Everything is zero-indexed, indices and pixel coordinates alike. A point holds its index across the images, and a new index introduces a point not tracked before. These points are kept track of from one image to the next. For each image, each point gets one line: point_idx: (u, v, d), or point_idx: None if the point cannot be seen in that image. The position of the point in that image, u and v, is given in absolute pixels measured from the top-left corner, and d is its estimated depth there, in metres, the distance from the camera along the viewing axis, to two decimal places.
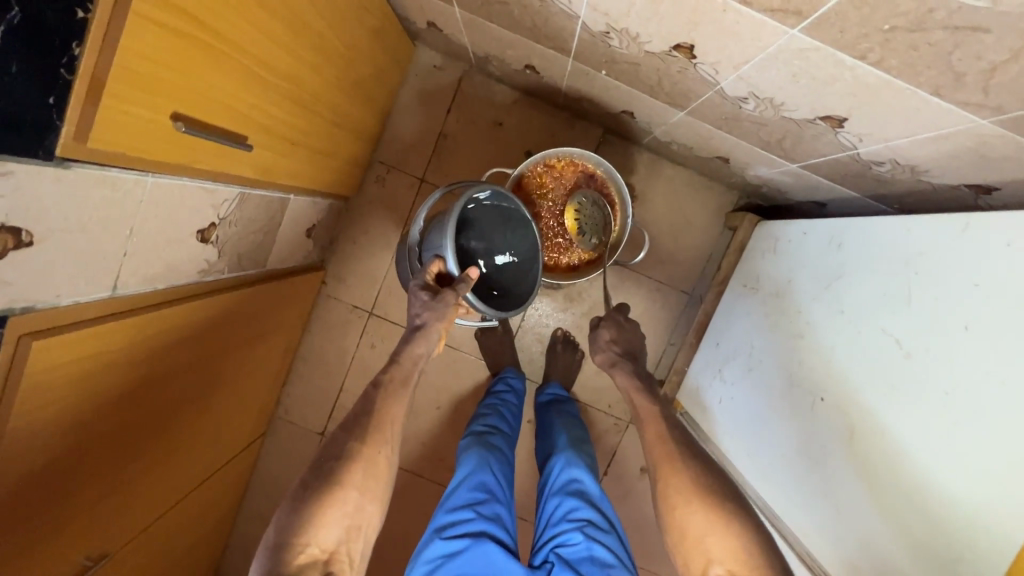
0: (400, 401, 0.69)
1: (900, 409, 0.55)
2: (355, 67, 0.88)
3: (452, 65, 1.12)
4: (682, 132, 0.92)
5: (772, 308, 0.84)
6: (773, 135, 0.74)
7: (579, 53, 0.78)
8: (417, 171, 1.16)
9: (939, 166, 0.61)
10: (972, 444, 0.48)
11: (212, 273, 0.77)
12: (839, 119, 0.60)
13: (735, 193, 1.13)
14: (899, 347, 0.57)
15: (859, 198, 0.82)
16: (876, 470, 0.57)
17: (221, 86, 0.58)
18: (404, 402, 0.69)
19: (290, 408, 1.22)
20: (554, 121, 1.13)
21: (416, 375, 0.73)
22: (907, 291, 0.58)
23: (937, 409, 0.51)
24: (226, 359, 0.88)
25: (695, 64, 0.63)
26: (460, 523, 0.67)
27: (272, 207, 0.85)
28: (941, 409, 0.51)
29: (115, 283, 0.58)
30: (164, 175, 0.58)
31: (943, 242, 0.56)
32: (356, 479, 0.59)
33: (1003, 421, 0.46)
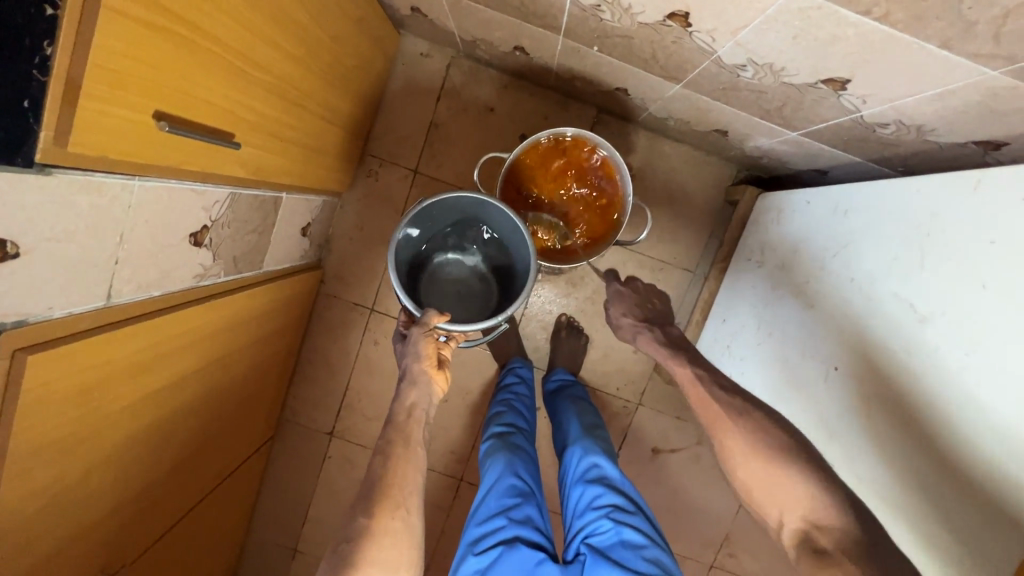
0: (405, 460, 0.68)
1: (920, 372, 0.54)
2: (340, 58, 0.85)
3: (439, 52, 1.10)
4: (678, 106, 0.90)
5: (778, 280, 0.83)
6: (772, 103, 0.73)
7: (569, 30, 0.76)
8: (411, 163, 1.14)
9: (945, 124, 0.59)
10: (994, 403, 0.47)
11: (208, 277, 0.75)
12: (842, 81, 0.59)
13: (734, 166, 1.12)
14: (914, 311, 0.56)
15: (861, 163, 0.80)
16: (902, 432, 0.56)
17: (204, 83, 0.56)
18: (412, 462, 0.68)
19: (297, 410, 1.21)
20: (546, 104, 1.11)
21: (416, 429, 0.72)
22: (921, 255, 0.57)
23: (955, 371, 0.50)
24: (229, 363, 0.86)
25: (691, 33, 0.61)
26: (490, 533, 0.67)
27: (265, 207, 0.83)
28: (959, 372, 0.50)
29: (110, 291, 0.56)
30: (151, 178, 0.56)
31: (957, 201, 0.55)
32: (377, 556, 0.59)
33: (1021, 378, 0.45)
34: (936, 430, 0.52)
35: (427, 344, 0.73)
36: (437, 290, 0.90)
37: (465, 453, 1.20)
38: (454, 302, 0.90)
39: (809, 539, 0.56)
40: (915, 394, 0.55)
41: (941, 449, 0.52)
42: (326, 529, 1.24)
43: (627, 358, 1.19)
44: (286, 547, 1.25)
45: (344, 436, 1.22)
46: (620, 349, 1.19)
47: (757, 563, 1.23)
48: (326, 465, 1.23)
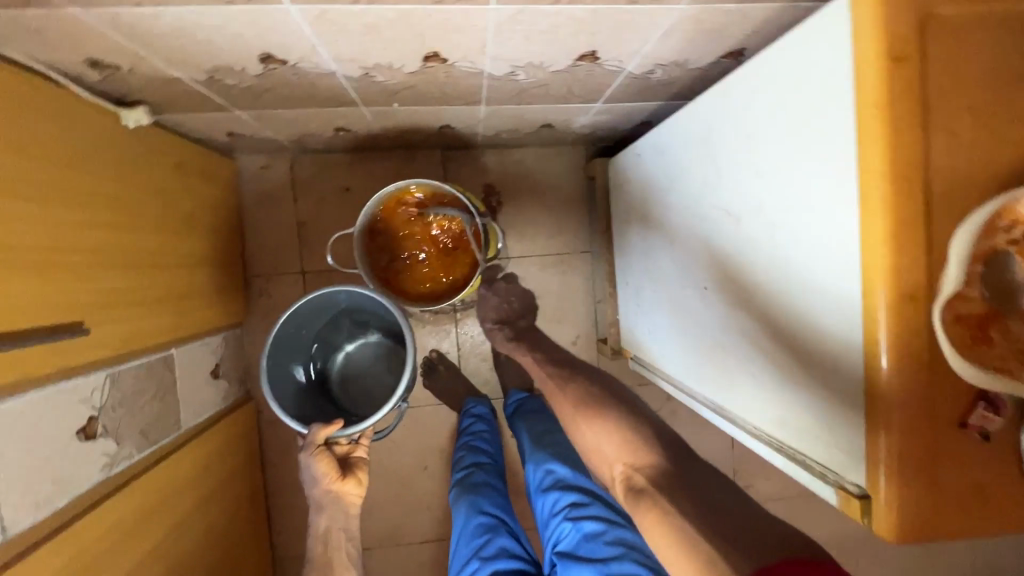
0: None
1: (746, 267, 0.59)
2: (174, 206, 0.87)
3: (278, 159, 1.14)
4: (498, 120, 0.96)
5: (645, 232, 0.89)
6: (561, 89, 0.80)
7: (363, 99, 0.81)
8: (295, 266, 1.15)
9: (691, 52, 0.66)
10: (794, 265, 0.52)
11: (120, 462, 0.73)
12: (590, 54, 0.66)
13: (582, 147, 1.19)
14: (729, 214, 0.63)
15: (664, 104, 0.88)
16: (753, 335, 0.59)
17: (23, 290, 0.57)
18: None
19: (287, 545, 1.18)
20: (394, 163, 1.16)
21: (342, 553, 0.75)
22: (717, 170, 0.65)
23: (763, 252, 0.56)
24: (185, 533, 0.84)
25: (453, 64, 0.67)
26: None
27: (157, 370, 0.83)
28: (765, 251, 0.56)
29: (2, 524, 0.54)
30: (4, 399, 0.56)
31: (723, 115, 0.63)
32: None
33: (799, 235, 0.51)
34: (772, 319, 0.56)
35: (321, 460, 0.74)
36: (350, 373, 0.99)
37: None
38: (370, 379, 1.00)
39: (631, 483, 0.57)
40: (750, 289, 0.59)
41: (781, 333, 0.54)
42: None
43: None
44: None
45: None
46: None
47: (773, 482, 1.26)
48: None
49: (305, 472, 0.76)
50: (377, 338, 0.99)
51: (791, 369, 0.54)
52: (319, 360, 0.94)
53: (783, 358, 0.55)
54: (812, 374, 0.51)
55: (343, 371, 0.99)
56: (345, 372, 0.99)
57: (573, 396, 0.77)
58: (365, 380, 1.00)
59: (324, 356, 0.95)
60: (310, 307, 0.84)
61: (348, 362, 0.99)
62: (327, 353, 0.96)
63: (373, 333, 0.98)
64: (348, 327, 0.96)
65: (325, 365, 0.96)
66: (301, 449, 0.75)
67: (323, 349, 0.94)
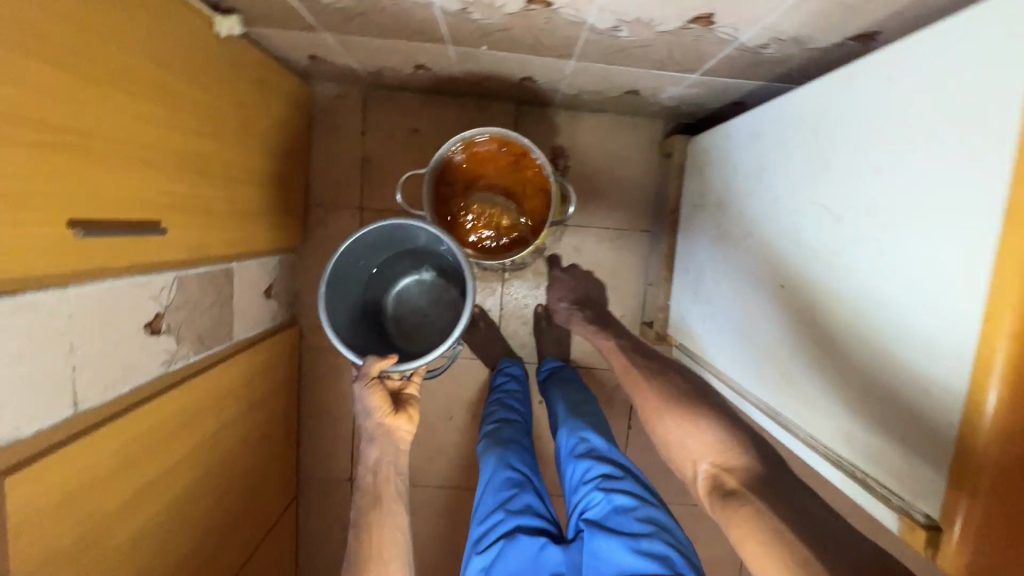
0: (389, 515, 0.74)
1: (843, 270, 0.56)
2: (251, 122, 0.88)
3: (352, 90, 1.13)
4: (584, 80, 0.92)
5: (718, 219, 0.85)
6: (661, 53, 0.75)
7: (453, 38, 0.78)
8: (354, 201, 1.16)
9: (815, 29, 0.61)
10: (903, 275, 0.48)
11: (178, 361, 0.77)
12: (706, 17, 0.61)
13: (660, 121, 1.14)
14: (829, 212, 0.58)
15: (765, 85, 0.82)
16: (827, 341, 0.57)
17: (114, 182, 0.58)
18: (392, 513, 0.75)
19: (311, 465, 1.23)
20: (466, 111, 1.13)
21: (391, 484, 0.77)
22: (826, 155, 0.59)
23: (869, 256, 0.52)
24: (225, 436, 0.88)
25: (556, 10, 0.64)
26: (491, 529, 0.67)
27: (218, 280, 0.86)
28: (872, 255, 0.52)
29: (75, 398, 0.58)
30: (87, 283, 0.58)
31: (844, 96, 0.57)
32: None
33: (922, 243, 0.47)
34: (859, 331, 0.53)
35: (374, 393, 0.76)
36: (404, 314, 1.00)
37: None
38: (424, 320, 0.99)
39: (719, 482, 0.58)
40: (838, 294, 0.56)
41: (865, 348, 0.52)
42: None
43: None
44: None
45: None
46: None
47: None
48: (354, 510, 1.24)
49: (358, 404, 0.78)
50: (432, 277, 0.99)
51: (867, 387, 0.52)
52: (372, 299, 0.95)
53: (858, 370, 0.53)
54: (892, 396, 0.49)
55: (396, 311, 0.99)
56: (398, 312, 0.99)
57: (659, 395, 0.75)
58: (419, 321, 0.99)
59: (377, 294, 0.96)
60: (371, 240, 0.86)
61: (401, 303, 1.00)
62: (381, 291, 0.97)
63: (428, 272, 0.98)
64: (403, 265, 0.97)
65: (378, 304, 0.97)
66: (355, 380, 0.77)
67: (378, 286, 0.96)
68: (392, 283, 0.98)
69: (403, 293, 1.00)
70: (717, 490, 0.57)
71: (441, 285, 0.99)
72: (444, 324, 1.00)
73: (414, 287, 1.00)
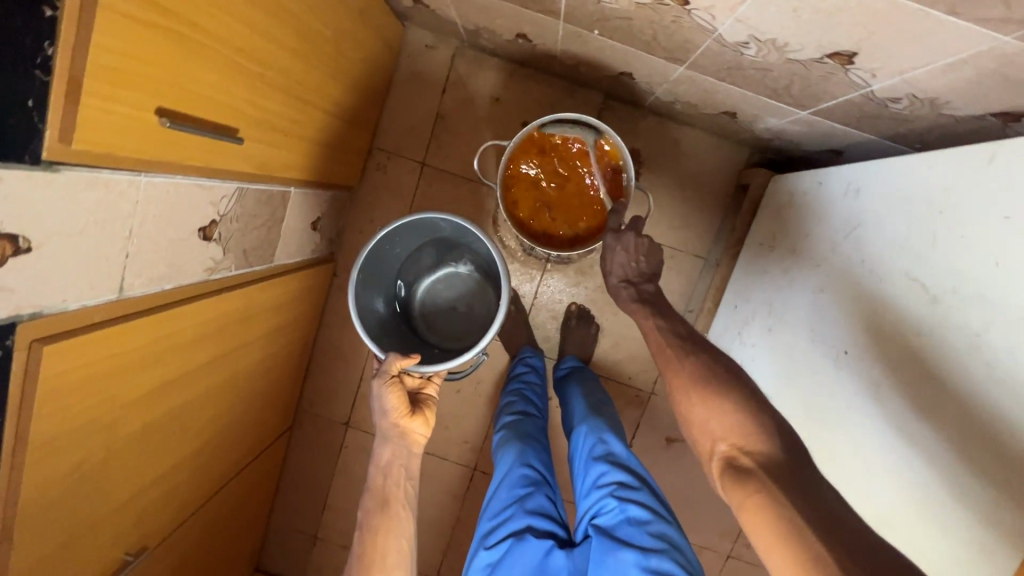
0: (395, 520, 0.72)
1: (931, 362, 0.52)
2: (343, 51, 0.86)
3: (444, 43, 1.10)
4: (685, 89, 0.88)
5: (788, 265, 0.82)
6: (780, 81, 0.71)
7: (568, 14, 0.75)
8: (418, 155, 1.14)
9: (960, 96, 0.56)
10: (1001, 386, 0.45)
11: (220, 271, 0.77)
12: (847, 55, 0.57)
13: (745, 149, 1.09)
14: (925, 292, 0.54)
15: (875, 141, 0.77)
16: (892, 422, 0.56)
17: (207, 80, 0.57)
18: (401, 518, 0.73)
19: (312, 400, 1.24)
20: (552, 92, 1.10)
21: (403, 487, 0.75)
22: (933, 233, 0.55)
23: (966, 350, 0.49)
24: (244, 354, 0.89)
25: (690, 10, 0.60)
26: (501, 526, 0.70)
27: (274, 201, 0.85)
28: (970, 350, 0.48)
29: (122, 285, 0.58)
30: (158, 174, 0.58)
31: (975, 174, 0.52)
32: None
33: None
34: (931, 425, 0.52)
35: (393, 393, 0.76)
36: (438, 304, 1.03)
37: (478, 443, 1.21)
38: (457, 313, 1.02)
39: (734, 464, 0.52)
40: (920, 381, 0.53)
41: (927, 445, 0.52)
42: (345, 516, 1.27)
43: (637, 346, 1.18)
44: (307, 534, 1.28)
45: (359, 426, 1.25)
46: (631, 338, 1.18)
47: None
48: (343, 454, 1.26)
49: (375, 402, 0.78)
50: (468, 271, 1.01)
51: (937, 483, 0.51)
52: (407, 286, 0.98)
53: (916, 463, 0.53)
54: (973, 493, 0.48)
55: (430, 299, 1.02)
56: (432, 302, 1.02)
57: (691, 371, 0.64)
58: (452, 313, 1.02)
59: (412, 281, 0.99)
60: (415, 226, 0.89)
61: (436, 292, 1.02)
62: (417, 278, 1.00)
63: (465, 266, 1.00)
64: (441, 256, 0.99)
65: (412, 291, 1.00)
66: (374, 376, 0.77)
67: (414, 273, 0.99)
68: (429, 272, 1.01)
69: (439, 283, 1.02)
70: (732, 472, 0.52)
71: (477, 279, 1.01)
72: (477, 318, 1.02)
73: (450, 279, 1.03)
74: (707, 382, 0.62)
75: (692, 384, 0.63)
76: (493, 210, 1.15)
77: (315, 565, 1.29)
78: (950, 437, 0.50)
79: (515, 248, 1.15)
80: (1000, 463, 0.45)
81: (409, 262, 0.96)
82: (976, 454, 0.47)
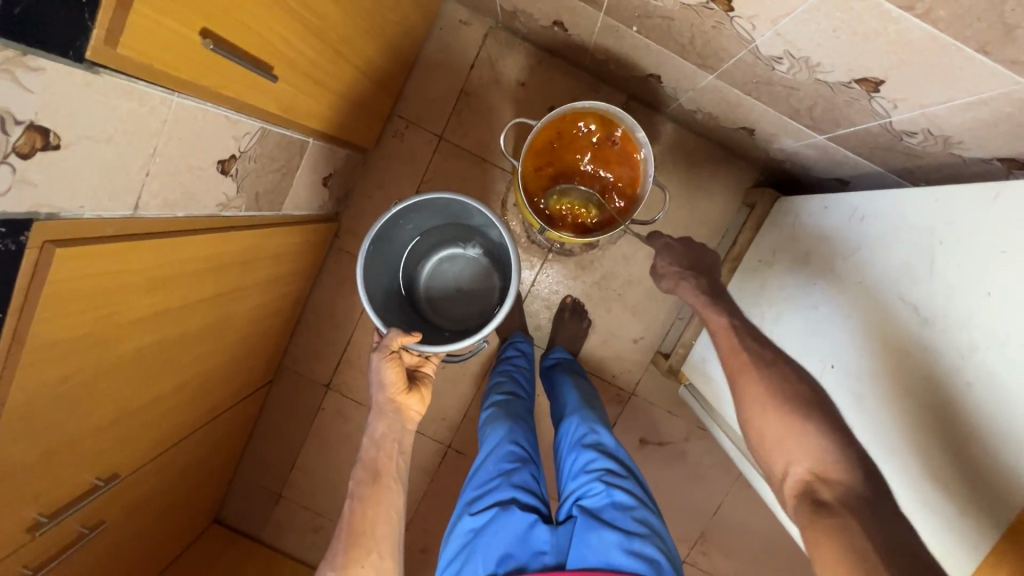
0: (384, 498, 0.72)
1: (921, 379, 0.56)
2: (382, 11, 0.86)
3: (479, 21, 1.11)
4: (710, 99, 0.90)
5: (783, 282, 0.85)
6: (804, 101, 0.73)
7: (611, 6, 0.76)
8: (437, 128, 1.15)
9: (973, 136, 0.59)
10: (987, 404, 0.49)
11: (231, 208, 0.76)
12: (875, 82, 0.59)
13: (755, 169, 1.12)
14: (917, 314, 0.58)
15: (883, 174, 0.80)
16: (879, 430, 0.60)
17: (252, 10, 0.57)
18: (390, 493, 0.73)
19: (296, 358, 1.24)
20: (577, 85, 1.11)
21: (394, 464, 0.75)
22: (931, 257, 0.58)
23: (955, 370, 0.52)
24: (240, 298, 0.88)
25: (732, 18, 0.62)
26: (486, 494, 0.71)
27: (292, 148, 0.84)
28: (959, 371, 0.52)
29: (137, 203, 0.57)
30: (189, 97, 0.57)
31: (976, 206, 0.55)
32: None
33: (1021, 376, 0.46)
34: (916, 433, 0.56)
35: (391, 367, 0.75)
36: (441, 283, 1.02)
37: (456, 421, 1.22)
38: (460, 295, 1.02)
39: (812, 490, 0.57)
40: (911, 396, 0.57)
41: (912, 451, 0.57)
42: (313, 478, 1.27)
43: (626, 346, 1.20)
44: (271, 491, 1.27)
45: (339, 390, 1.24)
46: (621, 338, 1.20)
47: (729, 565, 1.25)
48: (319, 416, 1.25)
49: (373, 375, 0.77)
50: (476, 255, 1.01)
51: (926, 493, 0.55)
52: (412, 261, 0.98)
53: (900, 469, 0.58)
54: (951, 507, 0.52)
55: (434, 278, 1.02)
56: (435, 281, 1.02)
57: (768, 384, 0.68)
58: (455, 294, 1.02)
59: (417, 256, 0.99)
60: (434, 202, 0.88)
61: (440, 272, 1.02)
62: (423, 254, 1.00)
63: (473, 249, 1.00)
64: (450, 236, 0.99)
65: (417, 267, 1.00)
66: (375, 349, 0.77)
67: (421, 249, 0.98)
68: (436, 250, 1.00)
69: (445, 262, 1.02)
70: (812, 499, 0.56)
71: (484, 264, 1.01)
72: (479, 303, 1.02)
73: (456, 260, 1.02)
74: (790, 402, 0.65)
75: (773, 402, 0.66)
76: (503, 193, 1.16)
77: (275, 524, 1.28)
78: (936, 447, 0.54)
79: (520, 233, 1.16)
80: (982, 471, 0.50)
81: (417, 237, 0.96)
82: (958, 464, 0.52)
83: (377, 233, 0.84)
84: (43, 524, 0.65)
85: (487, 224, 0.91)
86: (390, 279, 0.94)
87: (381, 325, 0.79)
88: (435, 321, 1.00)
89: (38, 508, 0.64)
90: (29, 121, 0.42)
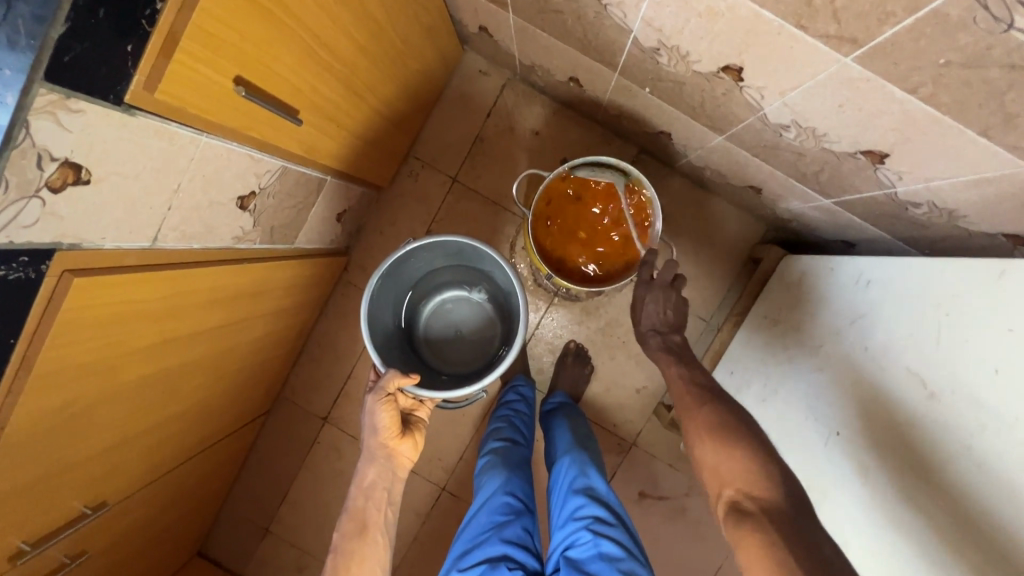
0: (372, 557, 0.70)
1: (937, 455, 0.55)
2: (406, 60, 0.90)
3: (497, 72, 1.16)
4: (718, 158, 0.93)
5: (786, 344, 0.86)
6: (810, 167, 0.75)
7: (625, 68, 0.79)
8: (450, 171, 1.18)
9: (977, 212, 0.60)
10: (1000, 493, 0.49)
11: (246, 241, 0.77)
12: (880, 155, 0.60)
13: (762, 226, 1.14)
14: (925, 387, 0.57)
15: (889, 240, 0.81)
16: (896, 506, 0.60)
17: (283, 60, 0.60)
18: (378, 547, 0.71)
19: (295, 389, 1.23)
20: (589, 137, 1.15)
21: (380, 516, 0.73)
22: (937, 331, 0.58)
23: (964, 446, 0.52)
24: (246, 328, 0.89)
25: (742, 87, 0.64)
26: (475, 549, 0.70)
27: (310, 185, 0.87)
28: (967, 448, 0.52)
29: (155, 235, 0.59)
30: (217, 138, 0.60)
31: (983, 286, 0.55)
32: None
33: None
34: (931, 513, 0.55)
35: (385, 411, 0.75)
36: (441, 324, 1.03)
37: (452, 463, 1.20)
38: (459, 339, 1.02)
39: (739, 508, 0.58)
40: (927, 473, 0.56)
41: (928, 523, 0.56)
42: (301, 514, 1.24)
43: (628, 395, 1.19)
44: (258, 525, 1.24)
45: (336, 424, 1.23)
46: (623, 386, 1.19)
47: None
48: (313, 449, 1.23)
49: (366, 417, 0.77)
50: (481, 299, 1.02)
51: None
52: (416, 299, 0.99)
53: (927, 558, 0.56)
54: None
55: (436, 318, 1.03)
56: (436, 321, 1.03)
57: (713, 421, 0.69)
58: (454, 338, 1.02)
59: (421, 294, 0.99)
60: (446, 244, 0.90)
61: (442, 313, 1.03)
62: (428, 293, 1.00)
63: (478, 292, 1.01)
64: (457, 277, 1.00)
65: (420, 305, 1.00)
66: (369, 392, 0.77)
67: (426, 287, 0.99)
68: (440, 290, 1.01)
69: (448, 304, 1.03)
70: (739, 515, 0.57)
71: (486, 309, 1.02)
72: (477, 349, 1.03)
73: (460, 303, 1.03)
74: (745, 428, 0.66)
75: (711, 430, 0.67)
76: (512, 236, 1.18)
77: (258, 561, 1.24)
78: (948, 518, 0.54)
79: (527, 276, 1.17)
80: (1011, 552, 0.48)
81: (424, 276, 0.97)
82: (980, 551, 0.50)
83: (385, 272, 0.85)
84: (26, 553, 0.64)
85: (499, 273, 0.92)
86: (392, 314, 0.94)
87: (380, 363, 0.79)
88: (431, 363, 1.00)
89: (22, 537, 0.63)
90: (64, 158, 0.43)
